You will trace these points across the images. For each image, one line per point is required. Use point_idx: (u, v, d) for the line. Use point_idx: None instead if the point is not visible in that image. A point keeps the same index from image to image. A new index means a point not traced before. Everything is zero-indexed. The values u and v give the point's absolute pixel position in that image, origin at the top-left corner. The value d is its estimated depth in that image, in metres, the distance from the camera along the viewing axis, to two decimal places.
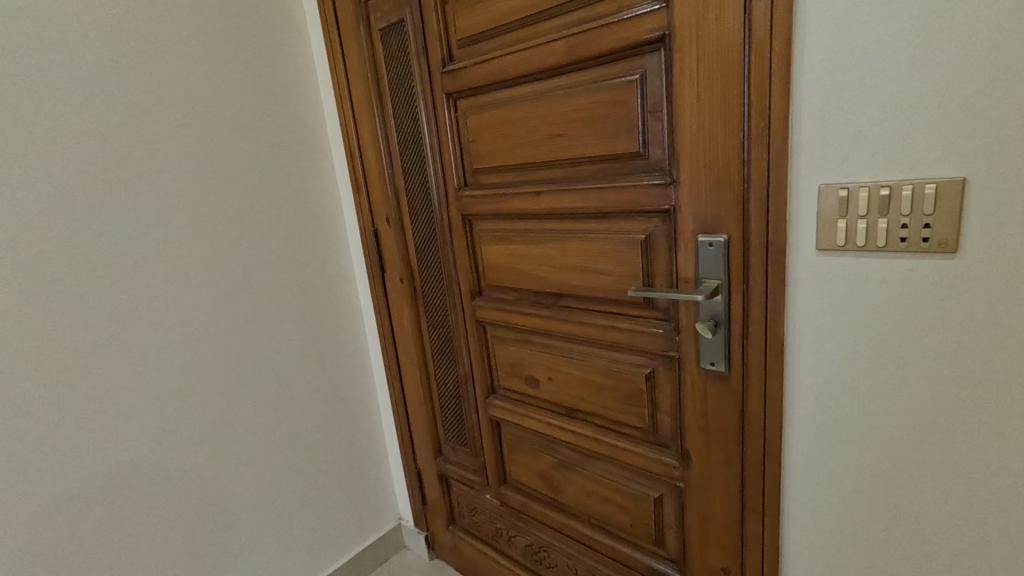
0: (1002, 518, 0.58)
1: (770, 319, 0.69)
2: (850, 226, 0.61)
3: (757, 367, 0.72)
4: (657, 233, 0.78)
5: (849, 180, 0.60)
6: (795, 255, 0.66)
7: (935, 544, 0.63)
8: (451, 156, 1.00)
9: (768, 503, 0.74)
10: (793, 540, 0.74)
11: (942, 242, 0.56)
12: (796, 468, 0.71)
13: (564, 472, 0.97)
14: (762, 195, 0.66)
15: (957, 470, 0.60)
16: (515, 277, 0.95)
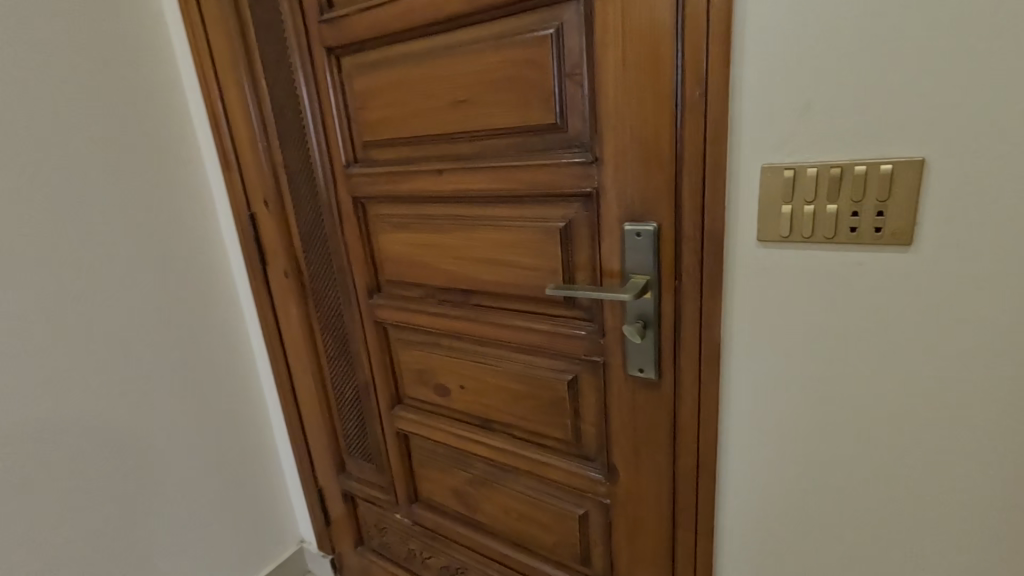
0: (944, 536, 0.53)
1: (705, 323, 0.58)
2: (795, 213, 0.50)
3: (690, 376, 0.61)
4: (578, 221, 0.64)
5: (794, 159, 0.49)
6: (732, 248, 0.55)
7: (874, 566, 0.58)
8: (336, 127, 0.84)
9: (700, 523, 0.67)
10: (726, 560, 0.67)
11: (895, 236, 0.47)
12: (731, 486, 0.63)
13: (484, 488, 0.90)
14: (698, 178, 0.54)
15: (902, 489, 0.54)
16: (419, 271, 0.82)
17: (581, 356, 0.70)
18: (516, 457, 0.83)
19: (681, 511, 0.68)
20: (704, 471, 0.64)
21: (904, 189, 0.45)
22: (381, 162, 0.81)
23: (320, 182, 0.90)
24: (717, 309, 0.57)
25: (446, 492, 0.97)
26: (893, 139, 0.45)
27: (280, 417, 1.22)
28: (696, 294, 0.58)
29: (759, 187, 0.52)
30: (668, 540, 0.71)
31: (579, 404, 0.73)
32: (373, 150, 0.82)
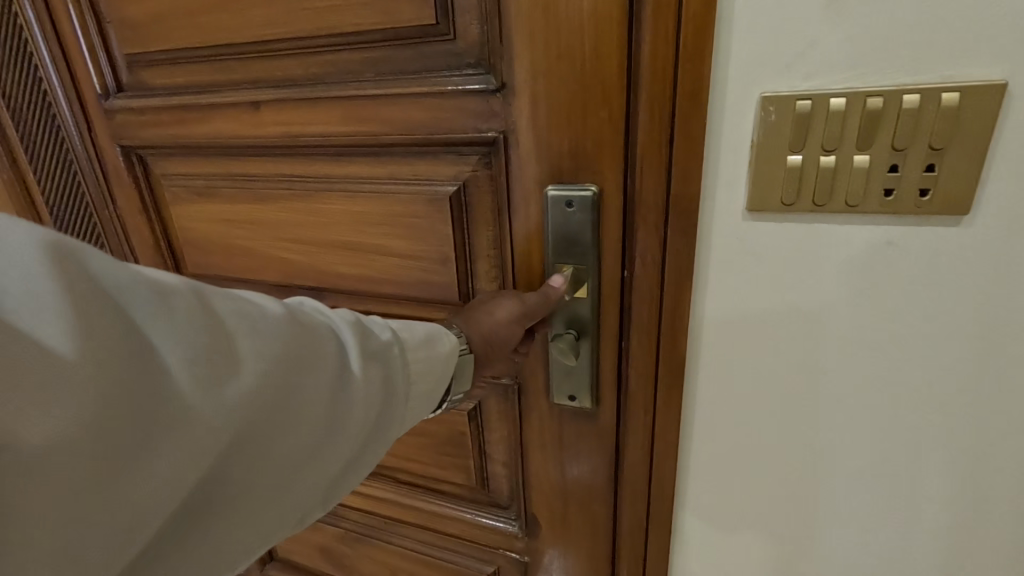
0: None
1: (670, 333, 0.40)
2: (806, 170, 0.33)
3: (642, 405, 0.43)
4: (476, 184, 0.43)
5: (811, 83, 0.32)
6: (709, 223, 0.37)
7: None
8: (72, 28, 0.51)
9: None
10: None
11: (946, 202, 0.32)
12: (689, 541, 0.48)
13: (359, 546, 0.67)
14: (667, 114, 0.35)
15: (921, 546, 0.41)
16: (237, 261, 0.55)
17: (488, 377, 0.50)
18: (402, 511, 0.61)
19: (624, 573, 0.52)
20: (657, 530, 0.48)
21: (968, 128, 0.30)
22: (159, 91, 0.51)
23: (65, 123, 0.57)
24: (684, 315, 0.39)
25: (310, 560, 0.73)
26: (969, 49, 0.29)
27: None
28: (654, 293, 0.40)
29: (754, 131, 0.34)
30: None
31: (483, 441, 0.53)
32: (145, 73, 0.51)
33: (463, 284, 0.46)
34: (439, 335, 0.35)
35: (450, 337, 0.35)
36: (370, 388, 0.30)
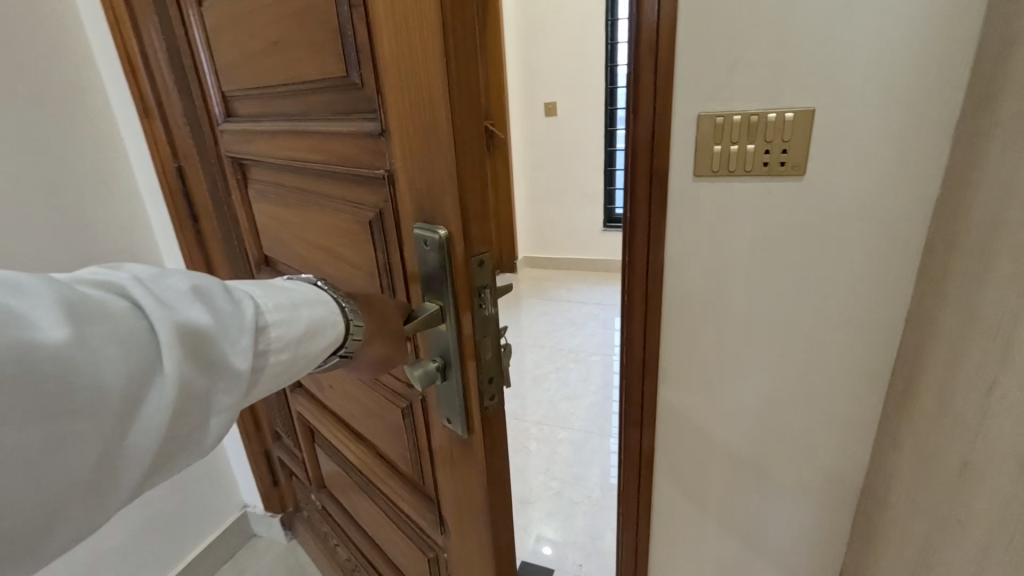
0: (790, 368, 0.88)
1: (653, 233, 0.85)
2: (723, 151, 0.78)
3: (642, 267, 0.88)
4: (385, 213, 0.48)
5: (722, 110, 0.76)
6: (681, 174, 0.81)
7: (751, 397, 0.92)
8: (206, 72, 0.72)
9: (645, 401, 0.96)
10: (664, 418, 0.97)
11: (791, 165, 0.76)
12: (668, 356, 0.93)
13: (359, 495, 0.81)
14: (648, 123, 0.79)
15: (781, 340, 0.87)
16: (281, 250, 0.70)
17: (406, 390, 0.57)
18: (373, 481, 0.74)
19: (631, 398, 0.98)
20: (650, 349, 0.93)
21: (789, 132, 0.74)
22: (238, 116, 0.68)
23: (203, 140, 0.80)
24: (664, 226, 0.84)
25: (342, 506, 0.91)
26: (783, 97, 0.73)
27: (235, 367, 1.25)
28: (648, 213, 0.84)
29: (699, 132, 0.78)
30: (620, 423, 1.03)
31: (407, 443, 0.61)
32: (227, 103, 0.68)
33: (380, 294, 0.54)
34: (311, 316, 0.43)
35: (338, 322, 0.45)
36: (196, 379, 0.36)
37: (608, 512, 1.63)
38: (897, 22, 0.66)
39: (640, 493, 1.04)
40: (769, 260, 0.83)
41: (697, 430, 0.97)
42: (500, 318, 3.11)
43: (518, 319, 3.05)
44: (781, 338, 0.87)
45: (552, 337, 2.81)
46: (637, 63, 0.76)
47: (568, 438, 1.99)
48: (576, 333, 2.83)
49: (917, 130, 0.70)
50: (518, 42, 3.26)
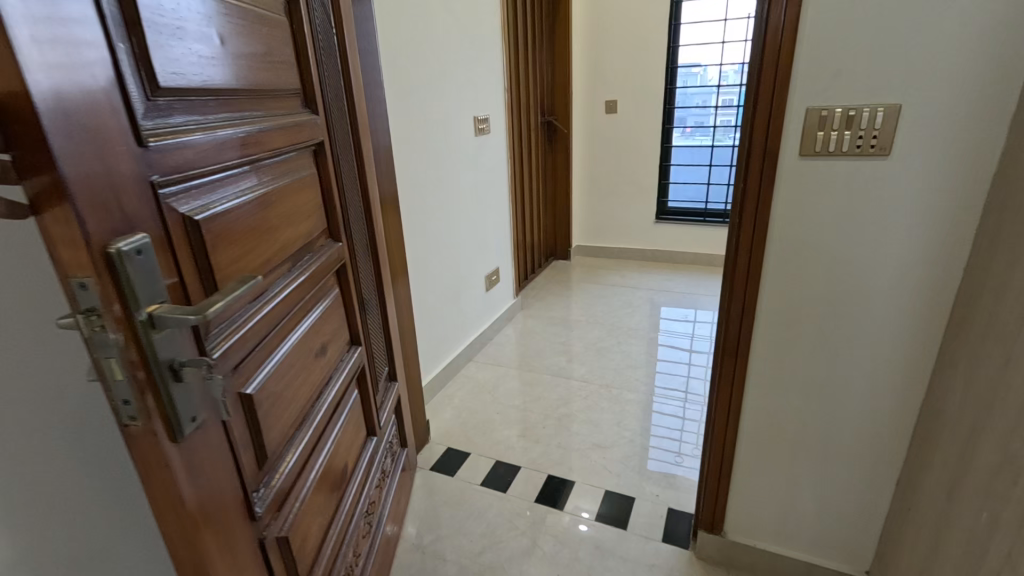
0: (865, 319, 1.09)
1: (761, 204, 1.07)
2: (823, 136, 0.99)
3: (748, 231, 1.10)
4: (172, 242, 0.62)
5: (827, 104, 0.97)
6: (788, 155, 1.03)
7: (829, 342, 1.14)
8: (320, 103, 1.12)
9: (741, 344, 1.20)
10: (756, 360, 1.21)
11: (882, 147, 0.97)
12: (765, 307, 1.15)
13: (315, 455, 1.05)
14: (766, 113, 1.01)
15: (855, 295, 1.08)
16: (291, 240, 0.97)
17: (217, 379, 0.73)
18: (285, 457, 0.92)
19: (728, 340, 1.22)
20: (749, 299, 1.16)
21: (885, 121, 0.95)
22: (261, 115, 0.87)
23: (309, 133, 1.05)
24: (769, 197, 1.06)
25: (330, 472, 1.12)
26: (880, 96, 0.94)
27: (391, 319, 1.62)
28: (758, 189, 1.07)
29: (806, 120, 0.99)
30: (715, 357, 1.27)
31: (238, 425, 0.77)
32: (261, 101, 0.87)
33: (206, 274, 0.69)
34: None
35: None
36: None
37: (671, 459, 1.87)
38: (961, 32, 0.87)
39: (728, 424, 1.29)
40: (841, 223, 1.04)
41: (776, 367, 1.20)
42: (550, 300, 3.33)
43: (569, 301, 3.28)
44: (856, 292, 1.08)
45: (610, 317, 3.03)
46: (761, 67, 0.99)
47: (634, 399, 2.22)
48: (632, 314, 3.05)
49: (974, 123, 0.91)
50: (585, 43, 3.49)
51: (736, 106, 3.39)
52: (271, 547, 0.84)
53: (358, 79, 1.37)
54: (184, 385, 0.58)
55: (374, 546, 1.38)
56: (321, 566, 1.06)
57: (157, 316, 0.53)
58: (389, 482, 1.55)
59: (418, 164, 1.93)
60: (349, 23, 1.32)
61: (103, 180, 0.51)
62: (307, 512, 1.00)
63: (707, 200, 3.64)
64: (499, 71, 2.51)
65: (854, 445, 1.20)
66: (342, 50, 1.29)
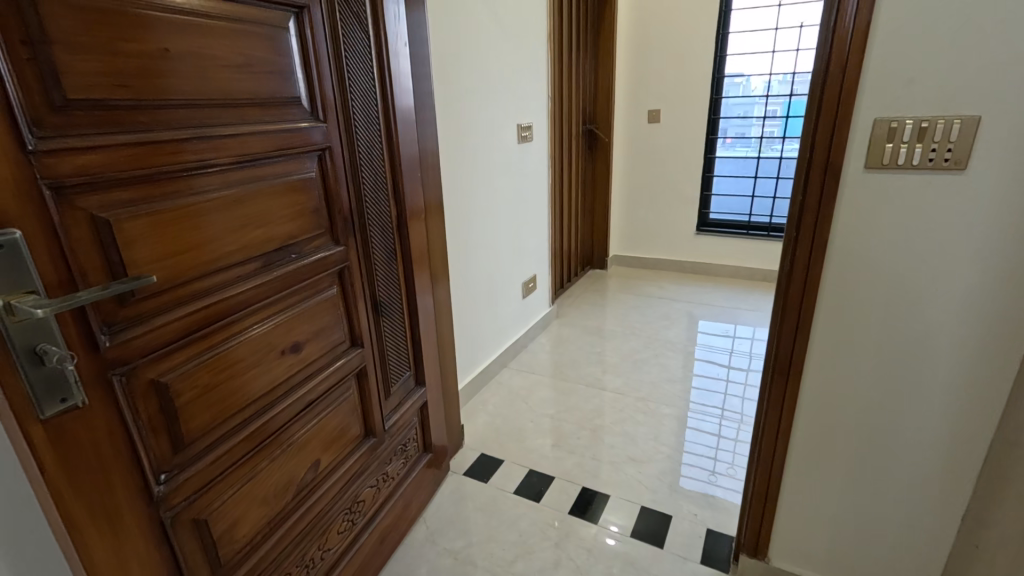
0: (925, 340, 1.04)
1: (821, 219, 1.03)
2: (891, 149, 0.95)
3: (806, 251, 1.06)
4: (64, 239, 0.72)
5: (897, 116, 0.93)
6: (852, 168, 0.99)
7: (889, 365, 1.08)
8: (329, 107, 1.16)
9: (794, 366, 1.16)
10: (809, 380, 1.16)
11: (957, 160, 0.92)
12: (820, 326, 1.11)
13: (275, 444, 1.12)
14: (830, 126, 0.98)
15: (915, 314, 1.03)
16: (262, 237, 1.03)
17: (121, 364, 0.81)
18: (218, 441, 0.99)
19: (781, 361, 1.17)
20: (803, 320, 1.11)
21: (963, 134, 0.90)
22: (232, 122, 0.93)
23: (307, 140, 1.10)
24: (829, 212, 1.02)
25: (288, 464, 1.17)
26: (954, 108, 0.90)
27: (423, 321, 1.63)
28: (817, 202, 1.03)
29: (873, 131, 0.95)
30: (764, 375, 1.22)
31: (146, 408, 0.86)
32: (236, 108, 0.94)
33: (116, 266, 0.79)
34: None
35: None
36: None
37: (719, 479, 1.80)
38: None
39: (778, 448, 1.24)
40: (906, 241, 0.99)
41: (829, 389, 1.15)
42: (586, 308, 3.31)
43: (605, 310, 3.25)
44: (918, 312, 1.03)
45: (647, 328, 2.98)
46: (825, 78, 0.96)
47: (671, 413, 2.18)
48: (669, 326, 2.99)
49: None
50: (629, 51, 3.47)
51: (782, 116, 3.28)
52: (176, 522, 0.92)
53: (399, 86, 1.39)
54: (47, 366, 0.70)
55: (358, 541, 1.41)
56: (260, 551, 1.11)
57: (11, 303, 0.66)
58: (394, 483, 1.57)
59: (461, 170, 1.94)
60: (392, 32, 1.34)
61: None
62: (242, 497, 1.05)
63: (751, 213, 3.53)
64: (544, 79, 2.51)
65: (913, 471, 1.13)
66: (380, 58, 1.31)
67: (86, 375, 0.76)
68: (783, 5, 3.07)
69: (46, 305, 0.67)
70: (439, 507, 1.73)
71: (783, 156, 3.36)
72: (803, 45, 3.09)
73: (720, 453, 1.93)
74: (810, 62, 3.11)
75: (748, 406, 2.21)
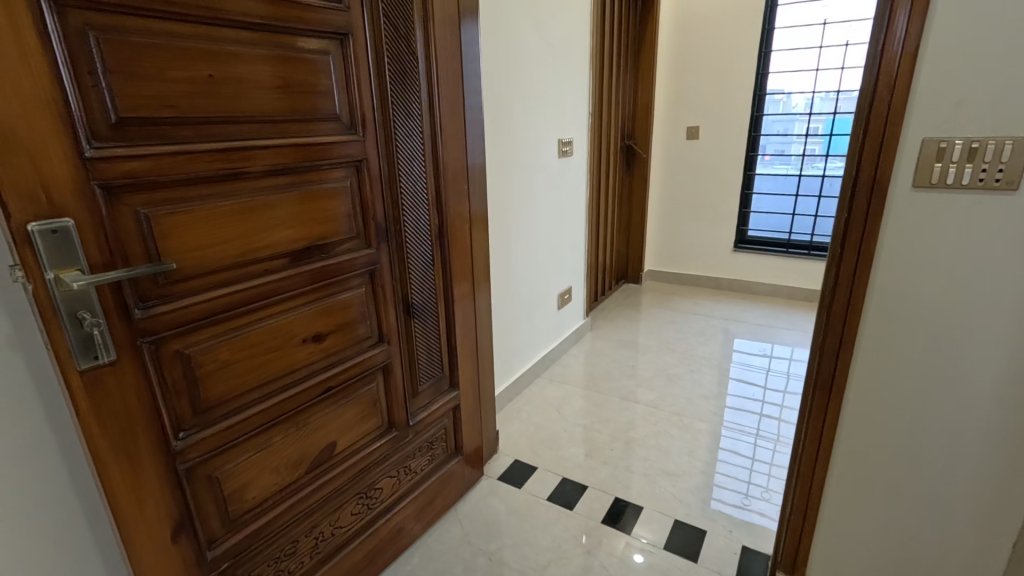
0: (977, 360, 1.03)
1: (866, 235, 1.04)
2: (939, 168, 0.96)
3: (850, 266, 1.08)
4: (110, 231, 0.81)
5: (946, 136, 0.95)
6: (899, 185, 1.00)
7: (937, 384, 1.07)
8: (371, 122, 1.23)
9: (836, 382, 1.16)
10: (851, 396, 1.16)
11: (1009, 180, 0.92)
12: (861, 341, 1.11)
13: (295, 420, 1.19)
14: (876, 145, 1.00)
15: (964, 333, 1.02)
16: (294, 235, 1.10)
17: (151, 334, 0.89)
18: (238, 411, 1.06)
19: (822, 375, 1.18)
20: (847, 334, 1.12)
21: (1015, 155, 0.91)
22: (272, 137, 1.02)
23: (343, 152, 1.17)
24: (874, 229, 1.03)
25: (305, 441, 1.22)
26: (1002, 129, 0.91)
27: (460, 325, 1.69)
28: (863, 219, 1.04)
29: (921, 150, 0.97)
30: (806, 392, 1.23)
31: (171, 373, 0.94)
32: (276, 124, 1.02)
33: (154, 256, 0.88)
34: None
35: None
36: None
37: (756, 501, 1.77)
38: None
39: (816, 462, 1.24)
40: (955, 260, 0.99)
41: (869, 405, 1.15)
42: (620, 321, 3.32)
43: (639, 324, 3.25)
44: (966, 331, 1.02)
45: (682, 344, 2.96)
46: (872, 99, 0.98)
47: (706, 430, 2.16)
48: (705, 343, 2.96)
49: None
50: (668, 69, 3.51)
51: (824, 134, 3.24)
52: (190, 475, 0.99)
53: (446, 103, 1.46)
54: (85, 331, 0.79)
55: (373, 524, 1.47)
56: (270, 514, 1.17)
57: (59, 276, 0.75)
58: (417, 477, 1.61)
59: (503, 182, 2.00)
60: (441, 52, 1.42)
61: (31, 180, 0.71)
62: (255, 463, 1.12)
63: (792, 231, 3.48)
64: (586, 96, 2.56)
65: (956, 491, 1.11)
66: (428, 76, 1.39)
67: (117, 340, 0.84)
68: (828, 24, 3.05)
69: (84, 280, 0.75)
70: (470, 508, 1.78)
71: (826, 174, 3.31)
72: (848, 64, 3.06)
73: (756, 475, 1.90)
74: (855, 80, 3.07)
75: (786, 428, 2.16)
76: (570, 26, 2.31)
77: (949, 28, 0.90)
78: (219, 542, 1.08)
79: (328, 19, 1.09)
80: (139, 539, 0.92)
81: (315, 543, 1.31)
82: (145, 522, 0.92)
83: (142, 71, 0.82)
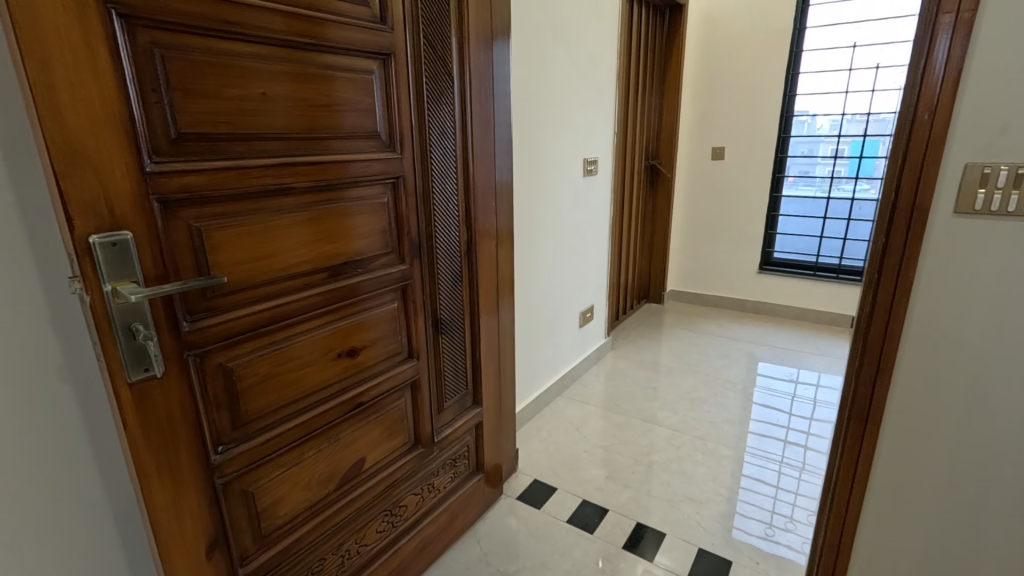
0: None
1: (904, 264, 1.02)
2: (984, 195, 0.93)
3: (889, 294, 1.04)
4: (163, 244, 0.84)
5: (991, 162, 0.92)
6: (942, 211, 0.97)
7: (984, 417, 1.03)
8: (408, 139, 1.26)
9: (873, 414, 1.12)
10: (892, 428, 1.11)
11: None
12: (902, 372, 1.07)
13: (326, 435, 1.20)
14: (917, 170, 0.97)
15: (1013, 365, 0.98)
16: (331, 250, 1.12)
17: (196, 347, 0.91)
18: (273, 425, 1.07)
19: (860, 405, 1.13)
20: (885, 365, 1.08)
21: None
22: (315, 153, 1.04)
23: (381, 169, 1.19)
24: (915, 257, 1.01)
25: (335, 457, 1.23)
26: None
27: (484, 341, 1.69)
28: (902, 246, 1.01)
29: (965, 176, 0.95)
30: (840, 420, 1.19)
31: (213, 387, 0.95)
32: (319, 140, 1.05)
33: (203, 269, 0.90)
34: None
35: None
36: None
37: (785, 532, 1.71)
38: None
39: (851, 496, 1.19)
40: (1003, 289, 0.96)
41: (911, 438, 1.10)
42: (641, 341, 3.28)
43: (660, 345, 3.21)
44: (1013, 362, 0.98)
45: (705, 367, 2.91)
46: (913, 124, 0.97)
47: (730, 456, 2.11)
48: (729, 366, 2.90)
49: None
50: (694, 90, 3.51)
51: (852, 156, 3.20)
52: (227, 489, 1.00)
53: (478, 121, 1.48)
54: (136, 343, 0.81)
55: (397, 543, 1.46)
56: (301, 530, 1.17)
57: (116, 288, 0.77)
58: (440, 495, 1.60)
59: (530, 200, 2.02)
60: (475, 72, 1.45)
61: (94, 192, 0.74)
62: (288, 478, 1.13)
63: (819, 253, 3.42)
64: (611, 116, 2.58)
65: (1005, 529, 1.07)
66: (462, 95, 1.42)
67: (166, 352, 0.86)
68: (858, 46, 3.03)
69: (141, 293, 0.77)
70: (490, 528, 1.76)
71: (855, 197, 3.25)
72: (879, 87, 3.02)
73: (782, 504, 1.84)
74: (886, 103, 3.03)
75: (812, 456, 2.10)
76: (598, 47, 2.34)
77: (994, 53, 0.88)
78: (251, 558, 1.08)
79: (371, 39, 1.12)
80: (177, 553, 0.93)
81: (340, 561, 1.30)
82: (183, 535, 0.93)
83: (198, 88, 0.85)
